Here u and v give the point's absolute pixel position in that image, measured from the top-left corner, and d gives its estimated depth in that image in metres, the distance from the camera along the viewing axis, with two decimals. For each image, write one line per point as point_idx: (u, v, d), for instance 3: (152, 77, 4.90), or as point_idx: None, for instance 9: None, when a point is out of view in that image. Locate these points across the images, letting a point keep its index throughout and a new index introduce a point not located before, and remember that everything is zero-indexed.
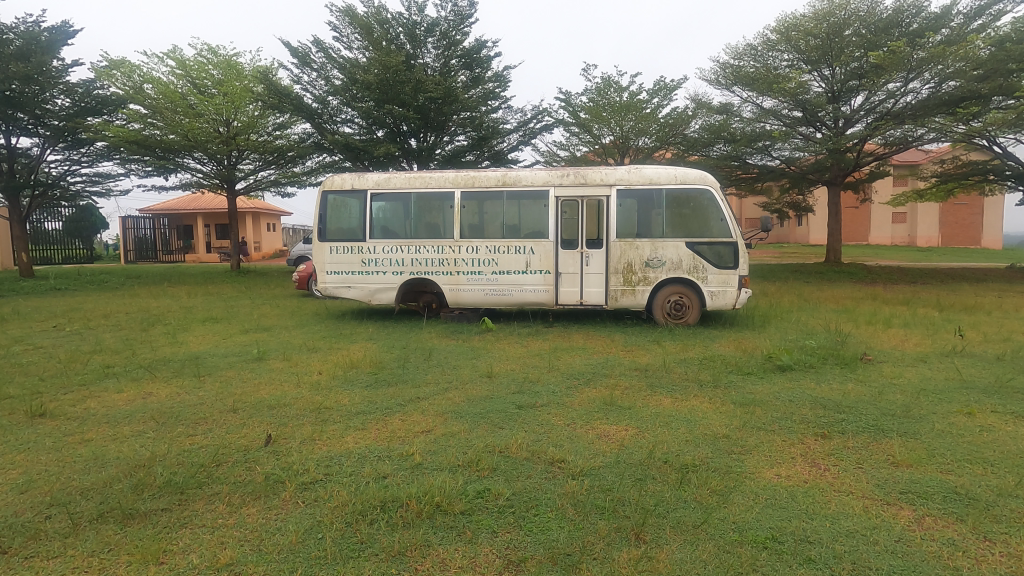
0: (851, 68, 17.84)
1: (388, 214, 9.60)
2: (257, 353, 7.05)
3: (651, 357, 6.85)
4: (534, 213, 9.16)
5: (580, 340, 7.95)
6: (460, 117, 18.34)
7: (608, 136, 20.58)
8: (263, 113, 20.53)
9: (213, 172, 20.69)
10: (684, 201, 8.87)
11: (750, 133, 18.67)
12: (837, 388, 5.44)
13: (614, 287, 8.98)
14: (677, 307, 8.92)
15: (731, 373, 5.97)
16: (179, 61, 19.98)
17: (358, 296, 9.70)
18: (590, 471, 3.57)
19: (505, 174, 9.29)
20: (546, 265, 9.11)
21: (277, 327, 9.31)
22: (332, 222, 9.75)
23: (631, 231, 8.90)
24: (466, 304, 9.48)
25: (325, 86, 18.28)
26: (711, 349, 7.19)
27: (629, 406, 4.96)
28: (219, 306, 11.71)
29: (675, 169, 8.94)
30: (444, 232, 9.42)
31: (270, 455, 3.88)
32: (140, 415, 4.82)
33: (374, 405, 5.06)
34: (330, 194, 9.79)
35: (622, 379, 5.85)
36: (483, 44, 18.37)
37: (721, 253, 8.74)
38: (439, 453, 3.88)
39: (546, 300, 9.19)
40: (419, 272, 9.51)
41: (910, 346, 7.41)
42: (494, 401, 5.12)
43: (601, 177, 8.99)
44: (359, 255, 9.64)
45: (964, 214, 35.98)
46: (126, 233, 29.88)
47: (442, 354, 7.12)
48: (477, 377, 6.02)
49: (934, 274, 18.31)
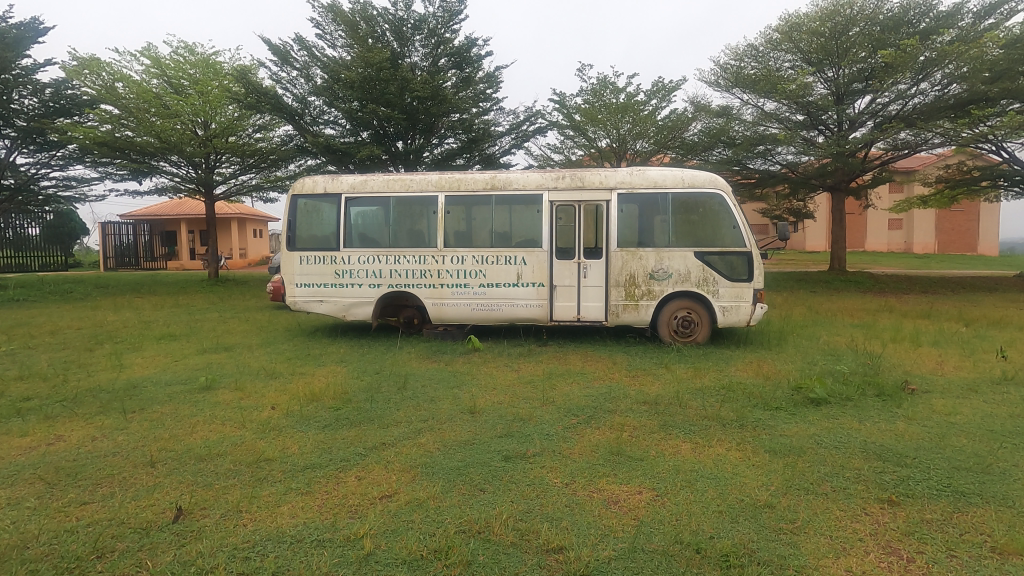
0: (865, 66, 16.80)
1: (366, 220, 8.68)
2: (205, 380, 6.08)
3: (662, 385, 5.94)
4: (526, 219, 8.27)
5: (578, 363, 7.04)
6: (449, 120, 17.55)
7: (604, 139, 19.73)
8: (243, 114, 19.53)
9: (190, 176, 19.66)
10: (693, 206, 7.99)
11: (752, 137, 18.02)
12: (886, 429, 4.56)
13: (614, 301, 8.07)
14: (684, 323, 8.03)
15: (757, 409, 5.05)
16: (154, 60, 19.00)
17: (330, 311, 8.73)
18: (597, 568, 2.67)
19: (494, 177, 8.40)
20: (539, 278, 8.22)
21: (240, 346, 8.32)
22: (303, 229, 8.81)
23: (633, 239, 8.03)
24: (451, 320, 8.54)
25: (306, 85, 17.32)
26: (728, 376, 6.30)
27: (641, 457, 4.04)
28: (183, 321, 10.70)
29: (682, 171, 8.09)
30: (427, 240, 8.51)
31: (173, 540, 2.94)
32: (30, 471, 3.85)
33: (328, 455, 4.12)
34: (301, 198, 8.85)
35: (629, 416, 4.92)
36: (473, 42, 17.55)
37: (733, 264, 7.87)
38: (397, 535, 2.95)
39: (540, 316, 8.28)
40: (398, 284, 8.57)
41: (951, 370, 6.54)
42: (476, 450, 4.18)
43: (601, 179, 8.12)
44: (332, 265, 8.69)
45: (961, 220, 35.51)
46: (106, 240, 28.09)
47: (419, 382, 6.17)
48: (456, 415, 5.07)
49: (944, 283, 17.57)
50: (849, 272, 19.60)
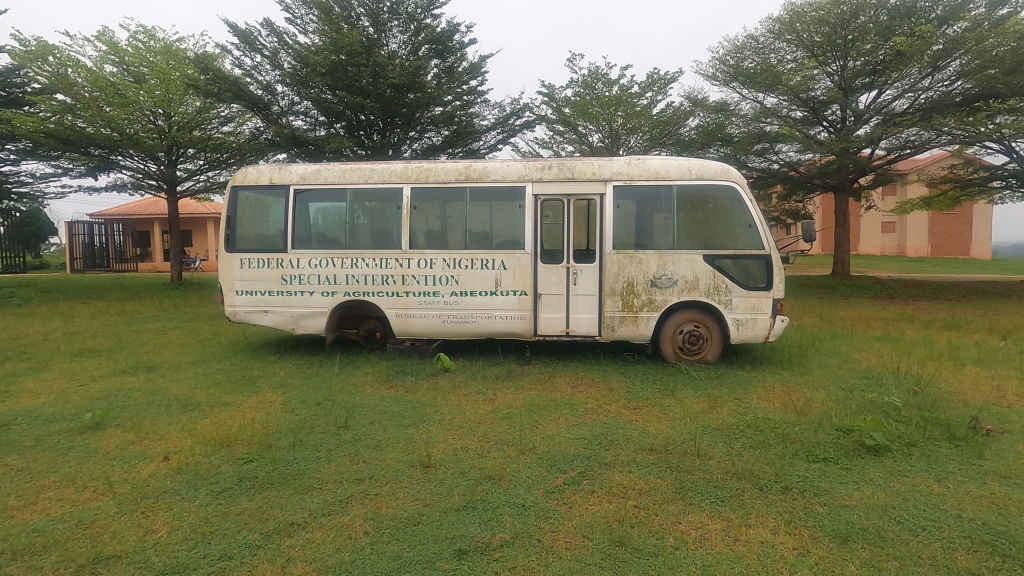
0: (871, 58, 15.94)
1: (320, 216, 7.41)
2: (91, 417, 4.76)
3: (672, 424, 4.72)
4: (506, 216, 7.05)
5: (567, 389, 5.82)
6: (430, 113, 16.38)
7: (595, 134, 18.41)
8: (207, 105, 18.14)
9: (153, 172, 18.25)
10: (701, 202, 6.80)
11: (752, 133, 17.02)
12: (980, 495, 3.39)
13: (610, 314, 6.87)
14: (691, 339, 6.84)
15: (800, 463, 3.85)
16: (110, 45, 17.50)
17: (276, 323, 7.45)
18: None
19: (468, 167, 7.16)
20: (521, 285, 6.98)
21: (165, 365, 7.01)
22: (244, 226, 7.52)
23: (631, 240, 6.84)
24: (418, 335, 7.30)
25: (273, 71, 15.98)
26: (751, 408, 5.10)
27: (655, 549, 2.83)
28: (115, 332, 9.35)
29: (689, 161, 6.90)
30: (390, 240, 7.26)
31: None
32: None
33: (208, 548, 2.87)
34: (243, 190, 7.55)
35: (633, 476, 3.70)
36: (455, 28, 16.28)
37: (749, 270, 6.68)
38: None
39: (521, 330, 7.05)
40: (356, 292, 7.30)
41: (1016, 400, 5.40)
42: (420, 539, 2.93)
43: (593, 170, 6.91)
44: (278, 270, 7.40)
45: (953, 224, 34.51)
46: (73, 240, 26.62)
47: (365, 418, 4.91)
48: (405, 469, 3.85)
49: (954, 288, 16.58)
50: (853, 277, 18.55)
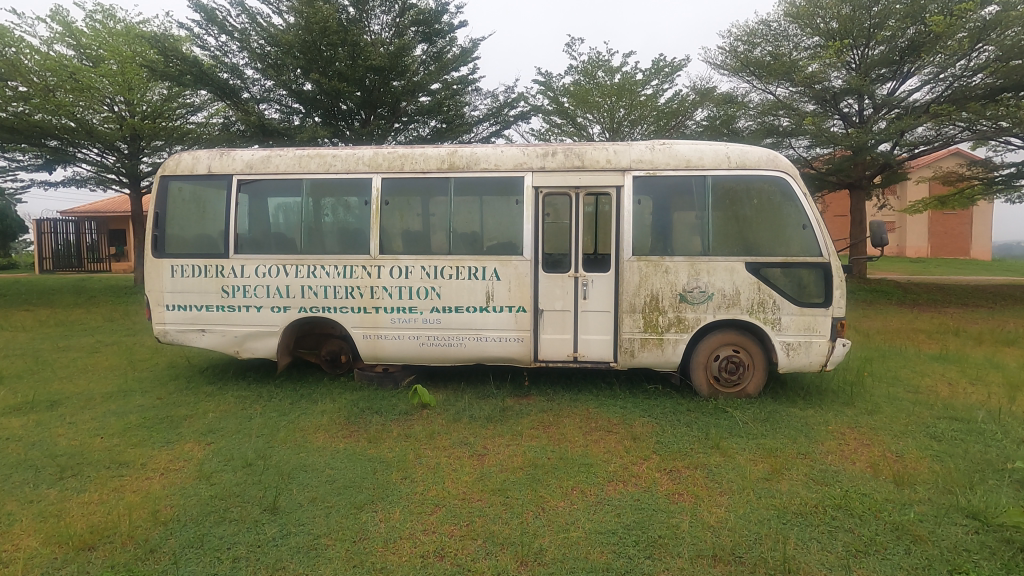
0: (895, 44, 14.66)
1: (271, 213, 6.02)
2: None
3: (732, 503, 3.38)
4: (499, 213, 5.70)
5: (578, 438, 4.50)
6: (417, 102, 14.94)
7: (595, 126, 17.07)
8: (173, 92, 16.64)
9: (114, 165, 16.59)
10: (742, 196, 5.47)
11: (766, 125, 15.70)
12: None
13: (628, 335, 5.54)
14: (729, 367, 5.51)
15: None
16: (64, 25, 15.94)
17: (215, 344, 6.06)
18: None
19: (452, 153, 5.80)
20: (518, 299, 5.63)
21: (73, 399, 5.59)
22: (175, 225, 6.11)
23: (654, 243, 5.50)
24: (390, 360, 5.93)
25: (242, 53, 14.43)
26: (831, 473, 3.78)
27: None
28: (34, 351, 7.86)
29: (726, 145, 5.57)
30: (356, 244, 5.88)
31: None
32: None
33: None
34: (174, 181, 6.14)
35: None
36: (444, 9, 14.83)
37: (802, 281, 5.37)
38: None
39: (517, 354, 5.70)
40: (315, 308, 5.91)
41: None
42: None
43: (608, 156, 5.57)
44: (217, 279, 6.01)
45: (954, 224, 33.46)
46: (42, 238, 24.96)
47: (305, 492, 3.54)
48: None
49: (981, 293, 15.40)
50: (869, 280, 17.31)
